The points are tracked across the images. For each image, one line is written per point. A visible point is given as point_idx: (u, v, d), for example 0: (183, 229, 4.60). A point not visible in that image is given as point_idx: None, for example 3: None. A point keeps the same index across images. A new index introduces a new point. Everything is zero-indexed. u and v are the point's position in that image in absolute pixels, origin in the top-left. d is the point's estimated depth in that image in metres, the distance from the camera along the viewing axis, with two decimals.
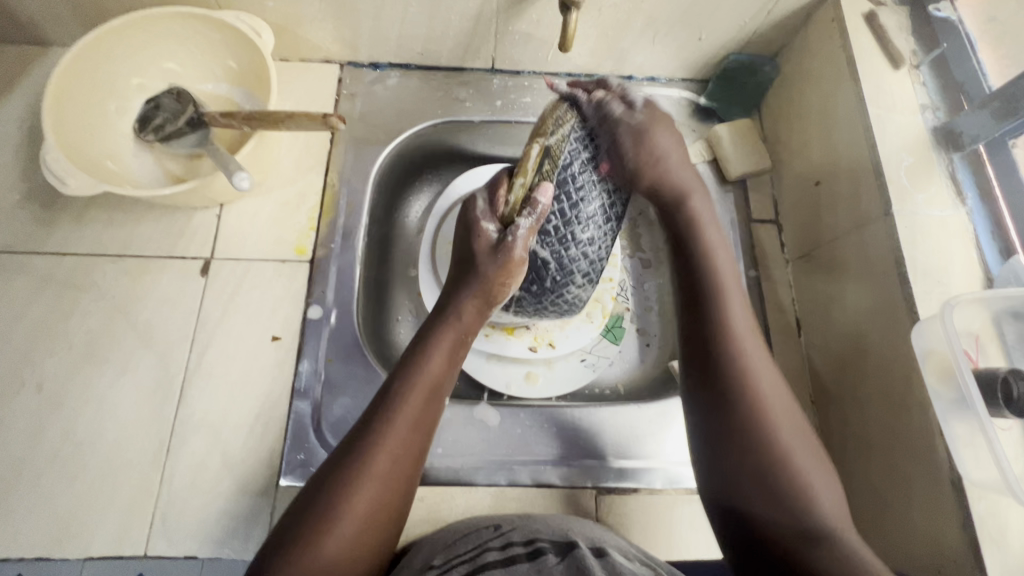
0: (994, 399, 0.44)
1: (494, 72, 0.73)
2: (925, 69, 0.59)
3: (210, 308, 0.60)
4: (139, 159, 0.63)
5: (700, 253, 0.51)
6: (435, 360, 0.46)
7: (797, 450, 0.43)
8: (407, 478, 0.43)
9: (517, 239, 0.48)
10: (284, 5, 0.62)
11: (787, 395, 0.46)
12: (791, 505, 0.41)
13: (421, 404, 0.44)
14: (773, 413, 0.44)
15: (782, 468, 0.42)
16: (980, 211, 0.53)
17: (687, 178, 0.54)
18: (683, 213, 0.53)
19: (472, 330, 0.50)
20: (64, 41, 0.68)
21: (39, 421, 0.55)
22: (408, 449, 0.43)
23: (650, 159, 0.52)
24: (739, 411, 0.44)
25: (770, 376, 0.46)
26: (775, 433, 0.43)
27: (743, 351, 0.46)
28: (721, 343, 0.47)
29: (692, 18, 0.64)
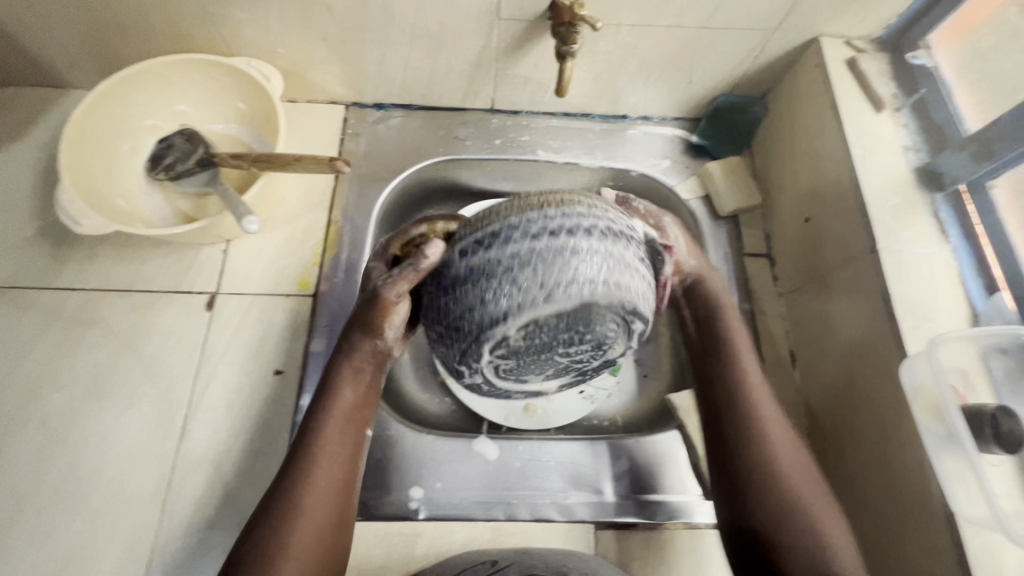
0: (983, 434, 0.44)
1: (494, 112, 0.75)
2: (907, 112, 0.62)
3: (214, 342, 0.62)
4: (149, 197, 0.65)
5: (715, 324, 0.56)
6: (351, 391, 0.49)
7: (804, 490, 0.46)
8: (340, 499, 0.45)
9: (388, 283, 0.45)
10: (293, 51, 0.66)
11: (787, 428, 0.50)
12: (794, 527, 0.45)
13: (342, 428, 0.47)
14: (780, 451, 0.48)
15: (790, 497, 0.46)
16: (964, 248, 0.55)
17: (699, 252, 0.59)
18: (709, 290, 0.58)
19: (378, 363, 0.51)
20: (81, 84, 0.70)
21: (42, 455, 0.56)
22: (334, 477, 0.45)
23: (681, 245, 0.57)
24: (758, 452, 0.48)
25: (770, 408, 0.51)
26: (777, 453, 0.48)
27: (751, 393, 0.51)
28: (735, 390, 0.51)
29: (682, 63, 0.67)
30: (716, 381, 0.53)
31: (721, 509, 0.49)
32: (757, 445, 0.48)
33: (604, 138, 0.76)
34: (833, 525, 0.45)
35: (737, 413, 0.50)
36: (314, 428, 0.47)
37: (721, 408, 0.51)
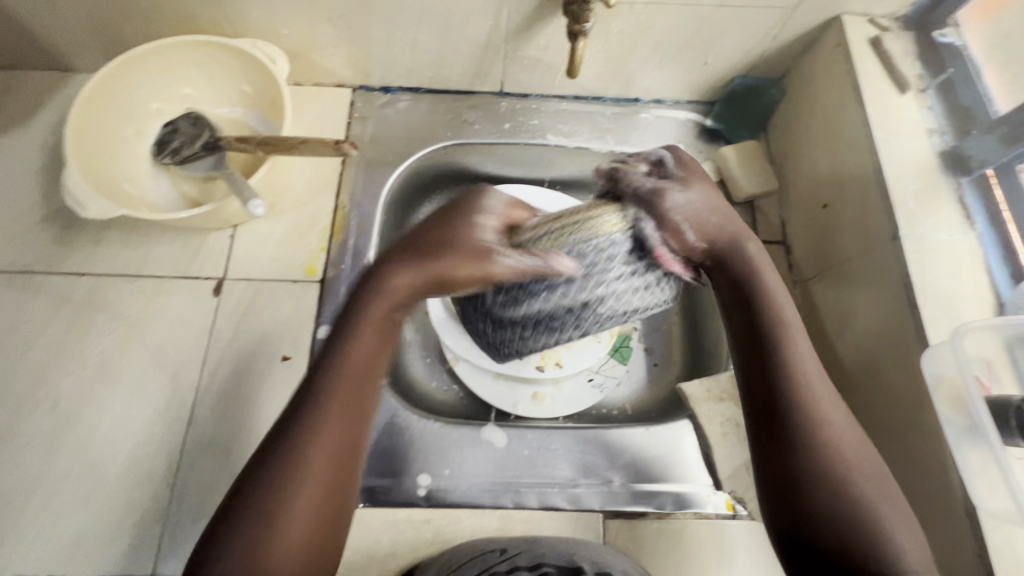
0: (1008, 428, 0.43)
1: (503, 95, 0.74)
2: (931, 93, 0.60)
3: (222, 328, 0.61)
4: (155, 181, 0.64)
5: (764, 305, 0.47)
6: (375, 338, 0.43)
7: (856, 474, 0.42)
8: (343, 470, 0.41)
9: (511, 259, 0.45)
10: (298, 32, 0.64)
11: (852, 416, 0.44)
12: (863, 537, 0.40)
13: (351, 390, 0.41)
14: (850, 455, 0.42)
15: (847, 485, 0.41)
16: (990, 235, 0.53)
17: (722, 212, 0.49)
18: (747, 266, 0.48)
19: (406, 305, 0.45)
20: (85, 67, 0.70)
21: (53, 439, 0.56)
22: (342, 442, 0.40)
23: (696, 212, 0.47)
24: (812, 421, 0.43)
25: (829, 396, 0.44)
26: (840, 449, 0.42)
27: (804, 382, 0.44)
28: (792, 384, 0.44)
29: (698, 43, 0.65)
30: (768, 366, 0.45)
31: (767, 505, 0.44)
32: (807, 425, 0.43)
33: (616, 121, 0.74)
34: (900, 528, 0.41)
35: (796, 408, 0.43)
36: (322, 386, 0.41)
37: (772, 398, 0.44)
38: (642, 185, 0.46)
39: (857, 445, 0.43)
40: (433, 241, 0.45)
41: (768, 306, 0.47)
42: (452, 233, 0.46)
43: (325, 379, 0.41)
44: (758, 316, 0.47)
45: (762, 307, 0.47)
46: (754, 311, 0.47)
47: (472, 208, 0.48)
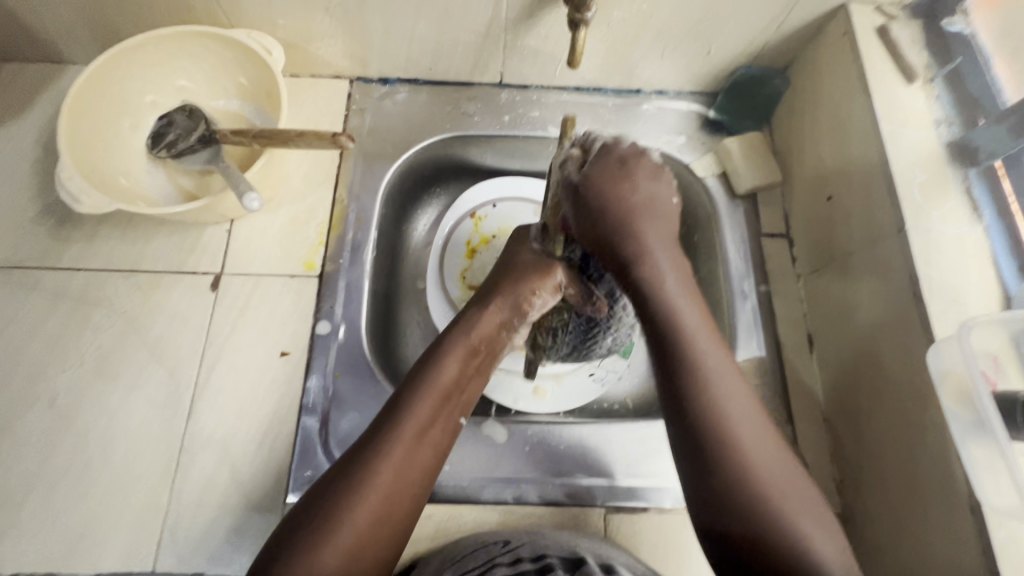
0: (1015, 423, 0.42)
1: (502, 86, 0.73)
2: (939, 83, 0.58)
3: (220, 323, 0.61)
4: (151, 175, 0.63)
5: (663, 313, 0.43)
6: (465, 370, 0.48)
7: (789, 503, 0.39)
8: (420, 477, 0.43)
9: (540, 301, 0.51)
10: (294, 23, 0.63)
11: (767, 425, 0.42)
12: (760, 536, 0.38)
13: (438, 401, 0.45)
14: (754, 463, 0.40)
15: (773, 510, 0.38)
16: (997, 227, 0.52)
17: (671, 207, 0.44)
18: (638, 248, 0.43)
19: (492, 344, 0.51)
20: (78, 58, 0.69)
21: (51, 435, 0.56)
22: (419, 459, 0.43)
23: (650, 198, 0.43)
24: (723, 442, 0.40)
25: (749, 419, 0.41)
26: (745, 456, 0.40)
27: (716, 396, 0.41)
28: (697, 395, 0.41)
29: (701, 33, 0.64)
30: (680, 384, 0.42)
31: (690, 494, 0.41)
32: (724, 451, 0.40)
33: (617, 113, 0.73)
34: (808, 521, 0.39)
35: (696, 414, 0.41)
36: (414, 393, 0.45)
37: (680, 406, 0.42)
38: (580, 175, 0.42)
39: (768, 452, 0.41)
40: (508, 283, 0.51)
41: (664, 307, 0.43)
42: (516, 262, 0.53)
43: (419, 388, 0.45)
44: (653, 315, 0.43)
45: (651, 293, 0.43)
46: (650, 310, 0.43)
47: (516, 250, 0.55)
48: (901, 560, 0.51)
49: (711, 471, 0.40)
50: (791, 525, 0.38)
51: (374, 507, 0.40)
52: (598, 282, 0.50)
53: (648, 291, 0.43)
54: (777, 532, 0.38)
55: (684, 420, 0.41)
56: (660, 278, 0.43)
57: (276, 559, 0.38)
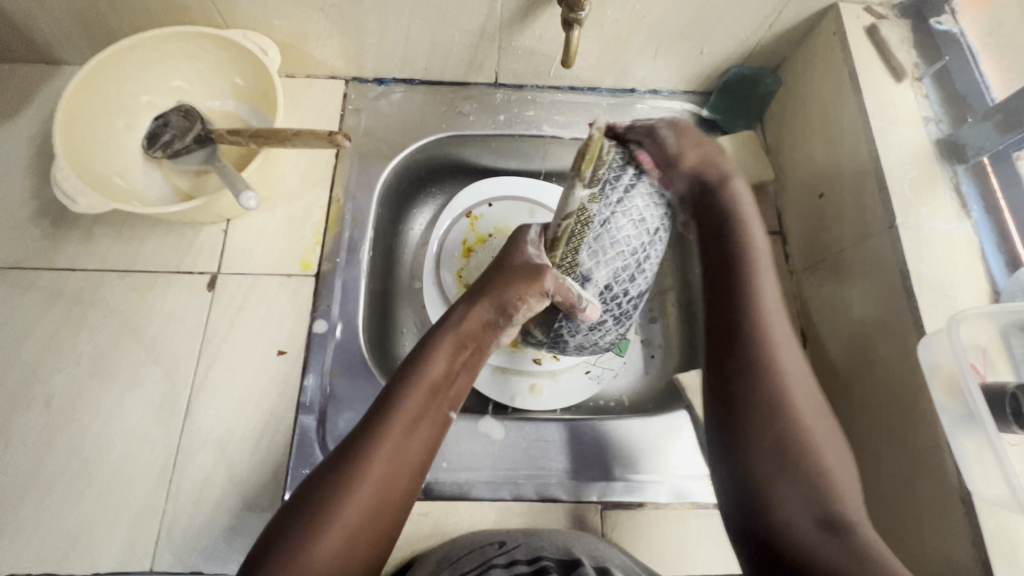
0: (1002, 413, 0.43)
1: (497, 86, 0.73)
2: (928, 81, 0.59)
3: (217, 323, 0.61)
4: (147, 175, 0.63)
5: (750, 293, 0.53)
6: (453, 366, 0.51)
7: (835, 475, 0.45)
8: (410, 473, 0.45)
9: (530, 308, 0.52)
10: (290, 23, 0.63)
11: (819, 399, 0.49)
12: (813, 492, 0.45)
13: (427, 396, 0.48)
14: (812, 429, 0.47)
15: (816, 471, 0.45)
16: (985, 222, 0.53)
17: (725, 162, 0.59)
18: (727, 211, 0.57)
19: (478, 340, 0.53)
20: (73, 59, 0.69)
21: (47, 436, 0.56)
22: (406, 455, 0.45)
23: (693, 151, 0.57)
24: (787, 403, 0.48)
25: (800, 381, 0.49)
26: (801, 412, 0.48)
27: (783, 370, 0.50)
28: (770, 373, 0.49)
29: (694, 33, 0.64)
30: (737, 340, 0.51)
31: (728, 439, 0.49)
32: (772, 410, 0.48)
33: (612, 112, 0.74)
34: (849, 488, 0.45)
35: (755, 365, 0.50)
36: (401, 389, 0.47)
37: (739, 374, 0.50)
38: (666, 141, 0.56)
39: (825, 422, 0.48)
40: (495, 283, 0.54)
41: (750, 282, 0.54)
42: (508, 261, 0.55)
43: (407, 384, 0.48)
44: (736, 294, 0.53)
45: (745, 270, 0.54)
46: (736, 294, 0.53)
47: (513, 245, 0.57)
48: (895, 553, 0.51)
49: (767, 445, 0.47)
50: (829, 479, 0.45)
51: (366, 503, 0.42)
52: (589, 283, 0.51)
53: (737, 264, 0.54)
54: (816, 488, 0.45)
55: (747, 387, 0.49)
56: (744, 219, 0.56)
57: (261, 559, 0.39)
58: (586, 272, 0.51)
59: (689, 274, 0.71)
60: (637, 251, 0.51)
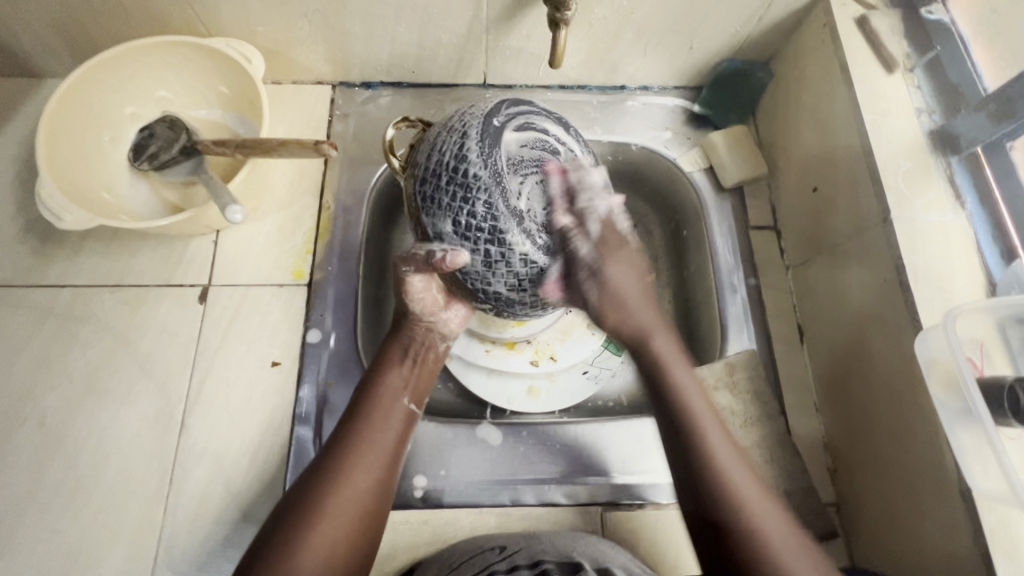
0: (1001, 408, 0.43)
1: (487, 87, 0.72)
2: (920, 72, 0.58)
3: (209, 335, 0.60)
4: (134, 188, 0.63)
5: (653, 362, 0.51)
6: (403, 371, 0.51)
7: (788, 554, 0.42)
8: (384, 469, 0.46)
9: (415, 288, 0.50)
10: (274, 30, 0.63)
11: (746, 463, 0.47)
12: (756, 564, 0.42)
13: (393, 396, 0.49)
14: (739, 488, 0.45)
15: (758, 544, 0.43)
16: (979, 214, 0.53)
17: (647, 304, 0.52)
18: (637, 329, 0.51)
19: (423, 345, 0.52)
20: (57, 71, 0.68)
21: (41, 454, 0.55)
22: (374, 456, 0.46)
23: (619, 277, 0.51)
24: (713, 475, 0.46)
25: (734, 461, 0.46)
26: (729, 475, 0.45)
27: (717, 462, 0.46)
28: (696, 459, 0.46)
29: (683, 27, 0.64)
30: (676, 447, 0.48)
31: (680, 499, 0.48)
32: (722, 490, 0.45)
33: (603, 110, 0.73)
34: (800, 564, 0.42)
35: (682, 452, 0.47)
36: (366, 394, 0.49)
37: (686, 477, 0.47)
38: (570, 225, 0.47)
39: (767, 507, 0.45)
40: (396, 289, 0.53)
41: (671, 388, 0.49)
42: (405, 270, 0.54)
43: (371, 394, 0.49)
44: (656, 382, 0.50)
45: (653, 363, 0.50)
46: (655, 386, 0.50)
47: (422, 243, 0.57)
48: (895, 548, 0.51)
49: (711, 531, 0.44)
50: (774, 557, 0.42)
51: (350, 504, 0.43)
52: (443, 237, 0.45)
53: (650, 366, 0.50)
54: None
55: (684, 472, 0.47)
56: (645, 331, 0.51)
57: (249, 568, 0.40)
58: (436, 227, 0.45)
59: (687, 268, 0.72)
60: (466, 169, 0.43)
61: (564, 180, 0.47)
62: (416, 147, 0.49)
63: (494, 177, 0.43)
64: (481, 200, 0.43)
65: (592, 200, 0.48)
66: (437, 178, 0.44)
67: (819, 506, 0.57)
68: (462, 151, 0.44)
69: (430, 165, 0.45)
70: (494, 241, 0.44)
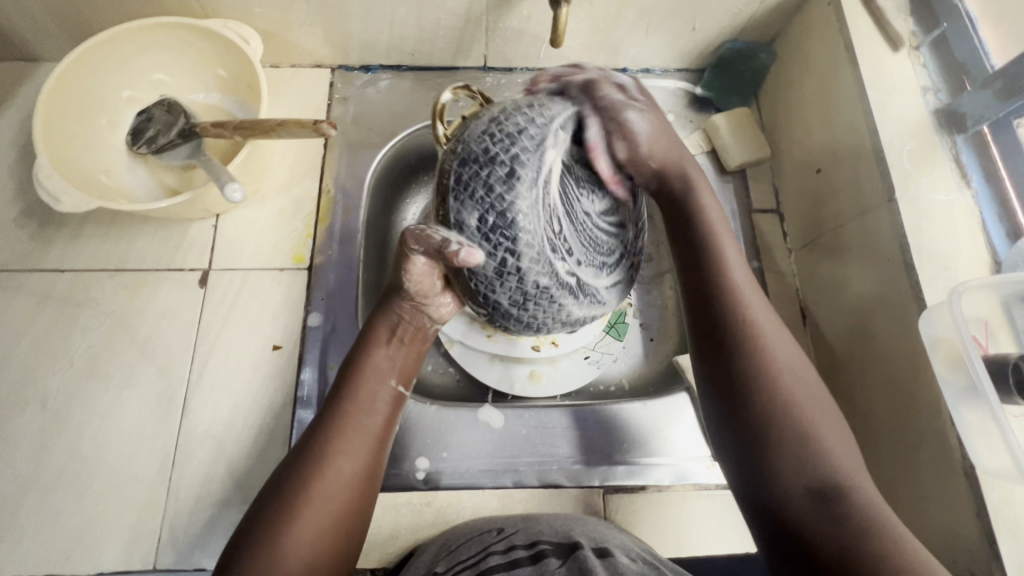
0: (1006, 386, 0.43)
1: (487, 70, 0.72)
2: (926, 50, 0.58)
3: (210, 319, 0.60)
4: (133, 172, 0.62)
5: (706, 242, 0.48)
6: (390, 349, 0.48)
7: (824, 430, 0.40)
8: (372, 448, 0.44)
9: (412, 270, 0.46)
10: (272, 11, 0.62)
11: (786, 334, 0.44)
12: (784, 438, 0.39)
13: (379, 379, 0.47)
14: (779, 369, 0.42)
15: (785, 412, 0.40)
16: (986, 193, 0.52)
17: (677, 146, 0.52)
18: (684, 187, 0.50)
19: (413, 332, 0.49)
20: (53, 55, 0.67)
21: (44, 437, 0.55)
22: (359, 439, 0.44)
23: (653, 141, 0.50)
24: (751, 348, 0.42)
25: (773, 331, 0.44)
26: (767, 341, 0.43)
27: (756, 334, 0.43)
28: (739, 343, 0.43)
29: (686, 7, 0.63)
30: (714, 317, 0.45)
31: (711, 387, 0.44)
32: (752, 371, 0.42)
33: None
34: (833, 442, 0.40)
35: (720, 333, 0.44)
36: (347, 376, 0.47)
37: (720, 357, 0.43)
38: (622, 155, 0.48)
39: (807, 386, 0.42)
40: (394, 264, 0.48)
41: (720, 271, 0.46)
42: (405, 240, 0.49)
43: (356, 374, 0.46)
44: (703, 246, 0.48)
45: (705, 238, 0.48)
46: (701, 262, 0.47)
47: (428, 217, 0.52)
48: None
49: (744, 418, 0.41)
50: (813, 435, 0.39)
51: (334, 487, 0.41)
52: (464, 227, 0.41)
53: (701, 241, 0.48)
54: (797, 445, 0.39)
55: (715, 354, 0.44)
56: (693, 199, 0.50)
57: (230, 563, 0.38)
58: (459, 215, 0.41)
59: None
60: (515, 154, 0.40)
61: (613, 86, 0.50)
62: (466, 123, 0.44)
63: (534, 200, 0.41)
64: (512, 198, 0.40)
65: (609, 96, 0.49)
66: (477, 163, 0.41)
67: None
68: (513, 137, 0.41)
69: (477, 139, 0.42)
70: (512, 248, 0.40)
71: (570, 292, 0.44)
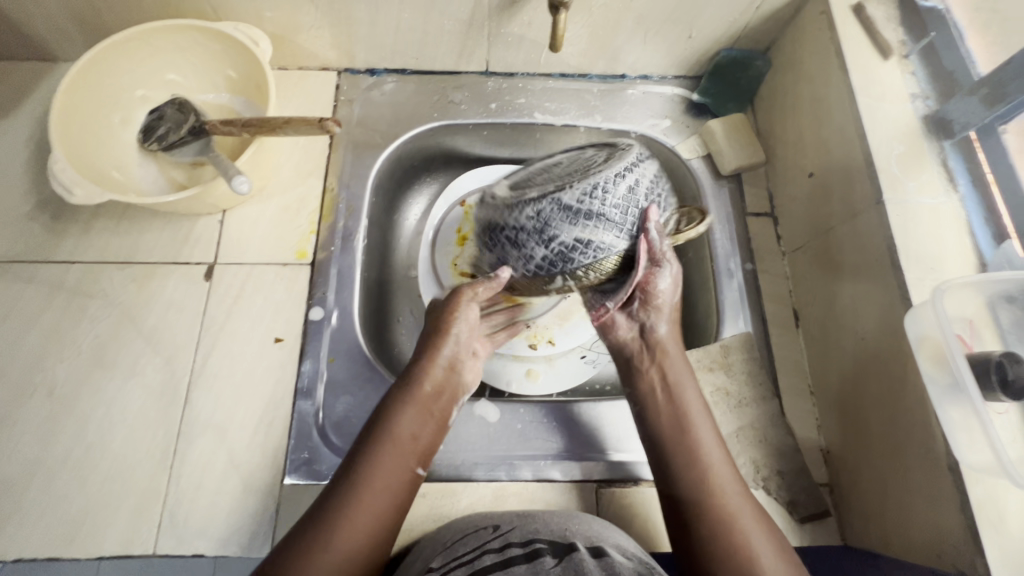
0: (989, 383, 0.44)
1: (489, 75, 0.74)
2: (915, 58, 0.59)
3: (215, 311, 0.62)
4: (144, 169, 0.64)
5: (663, 384, 0.54)
6: (434, 390, 0.52)
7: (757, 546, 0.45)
8: (407, 486, 0.48)
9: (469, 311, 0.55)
10: (281, 15, 0.64)
11: (736, 477, 0.49)
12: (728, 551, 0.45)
13: (421, 415, 0.51)
14: (717, 476, 0.49)
15: (723, 528, 0.46)
16: (972, 197, 0.53)
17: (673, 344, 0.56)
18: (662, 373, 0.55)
19: (454, 366, 0.54)
20: (69, 55, 0.70)
21: (50, 423, 0.57)
22: (397, 474, 0.48)
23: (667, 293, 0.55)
24: (703, 477, 0.49)
25: (716, 450, 0.50)
26: (711, 464, 0.49)
27: (698, 442, 0.51)
28: (684, 446, 0.51)
29: (682, 15, 0.65)
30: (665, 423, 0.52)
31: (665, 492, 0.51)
32: (696, 472, 0.49)
33: (603, 99, 0.74)
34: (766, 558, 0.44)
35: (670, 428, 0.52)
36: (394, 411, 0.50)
37: (675, 455, 0.51)
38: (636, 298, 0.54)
39: (740, 493, 0.48)
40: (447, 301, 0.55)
41: (663, 380, 0.54)
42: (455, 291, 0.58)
43: (399, 411, 0.50)
44: (653, 388, 0.54)
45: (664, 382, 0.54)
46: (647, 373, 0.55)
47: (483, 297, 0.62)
48: (885, 524, 0.52)
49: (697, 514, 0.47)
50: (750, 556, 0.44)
51: (374, 515, 0.45)
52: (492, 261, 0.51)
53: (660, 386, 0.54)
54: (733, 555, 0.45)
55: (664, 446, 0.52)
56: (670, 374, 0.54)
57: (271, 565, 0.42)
58: (491, 263, 0.52)
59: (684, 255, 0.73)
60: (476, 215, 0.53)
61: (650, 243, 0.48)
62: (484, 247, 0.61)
63: (489, 207, 0.50)
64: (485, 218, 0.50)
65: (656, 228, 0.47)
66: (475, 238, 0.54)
67: (810, 486, 0.58)
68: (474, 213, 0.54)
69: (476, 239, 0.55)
70: (508, 225, 0.47)
71: (559, 191, 0.44)
